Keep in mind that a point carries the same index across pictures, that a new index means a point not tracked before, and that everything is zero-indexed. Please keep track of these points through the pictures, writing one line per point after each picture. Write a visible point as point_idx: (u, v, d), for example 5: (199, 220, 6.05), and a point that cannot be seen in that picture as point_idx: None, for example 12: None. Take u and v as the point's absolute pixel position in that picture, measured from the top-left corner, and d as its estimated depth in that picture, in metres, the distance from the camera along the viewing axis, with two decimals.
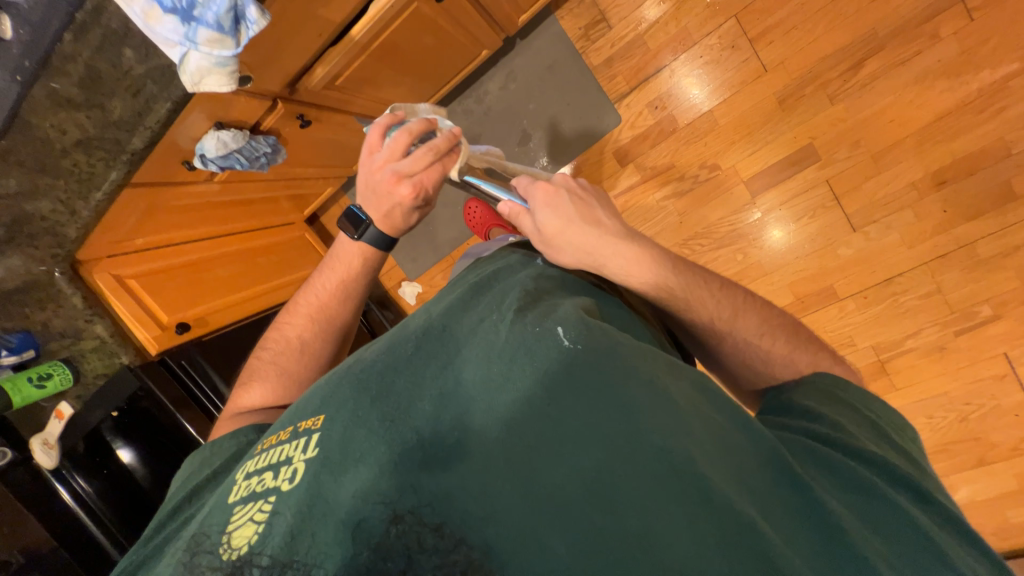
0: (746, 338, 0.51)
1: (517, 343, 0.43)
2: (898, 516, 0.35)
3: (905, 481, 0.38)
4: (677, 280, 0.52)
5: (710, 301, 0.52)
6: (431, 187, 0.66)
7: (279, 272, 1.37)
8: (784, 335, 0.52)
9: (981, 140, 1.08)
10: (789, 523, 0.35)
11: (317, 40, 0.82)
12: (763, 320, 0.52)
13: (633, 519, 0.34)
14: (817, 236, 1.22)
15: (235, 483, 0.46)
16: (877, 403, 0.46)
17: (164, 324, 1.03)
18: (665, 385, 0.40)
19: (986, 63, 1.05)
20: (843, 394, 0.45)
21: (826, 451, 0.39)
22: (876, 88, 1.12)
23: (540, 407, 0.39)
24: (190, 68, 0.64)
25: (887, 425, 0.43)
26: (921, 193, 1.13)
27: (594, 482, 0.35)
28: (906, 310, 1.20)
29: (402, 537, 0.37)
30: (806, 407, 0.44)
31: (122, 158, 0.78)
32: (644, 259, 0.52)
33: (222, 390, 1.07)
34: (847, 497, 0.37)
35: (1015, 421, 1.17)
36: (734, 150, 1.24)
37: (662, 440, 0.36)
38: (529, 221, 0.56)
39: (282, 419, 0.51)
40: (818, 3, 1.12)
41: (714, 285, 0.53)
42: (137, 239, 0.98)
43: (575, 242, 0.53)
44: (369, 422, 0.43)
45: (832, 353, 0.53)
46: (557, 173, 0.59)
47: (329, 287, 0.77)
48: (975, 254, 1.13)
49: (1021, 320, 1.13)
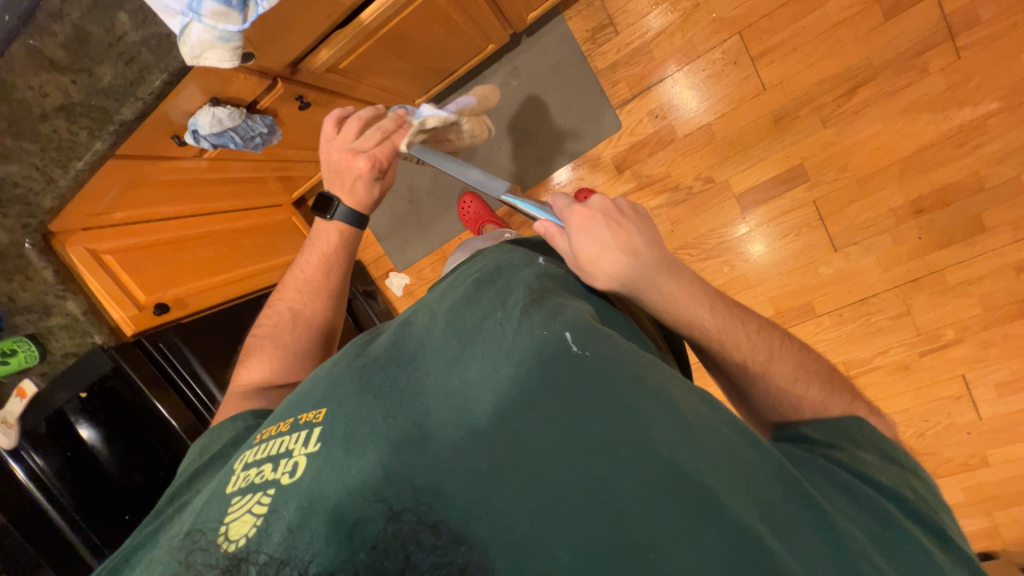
0: (784, 381, 0.51)
1: (522, 347, 0.43)
2: (904, 541, 0.38)
3: (912, 512, 0.41)
4: (710, 318, 0.52)
5: (745, 344, 0.52)
6: (385, 160, 0.71)
7: (262, 253, 1.34)
8: (819, 382, 0.51)
9: (958, 173, 1.13)
10: (798, 540, 0.35)
11: (324, 21, 0.79)
12: (799, 365, 0.52)
13: (638, 531, 0.34)
14: (800, 254, 1.26)
15: (234, 471, 0.45)
16: (905, 450, 0.48)
17: (141, 304, 0.99)
18: (675, 396, 0.40)
19: (968, 100, 1.10)
20: (871, 434, 0.47)
21: (840, 474, 0.42)
22: (866, 115, 1.16)
23: (546, 410, 0.39)
24: (191, 40, 0.61)
25: (913, 472, 0.46)
26: (899, 219, 1.18)
27: (600, 492, 0.35)
28: (878, 329, 1.26)
29: (398, 537, 0.37)
30: (831, 439, 0.46)
31: (108, 128, 0.72)
32: (681, 295, 0.52)
33: (202, 376, 1.03)
34: (866, 524, 0.39)
35: (967, 438, 1.25)
36: (728, 165, 1.27)
37: (673, 452, 0.36)
38: (566, 244, 0.54)
39: (282, 409, 0.50)
40: (819, 28, 1.15)
41: (752, 327, 0.53)
42: (116, 213, 0.94)
43: (612, 272, 0.51)
44: (372, 418, 0.43)
45: (865, 403, 0.53)
46: (596, 194, 0.55)
47: (315, 257, 0.76)
48: (944, 281, 1.19)
49: (980, 345, 1.20)
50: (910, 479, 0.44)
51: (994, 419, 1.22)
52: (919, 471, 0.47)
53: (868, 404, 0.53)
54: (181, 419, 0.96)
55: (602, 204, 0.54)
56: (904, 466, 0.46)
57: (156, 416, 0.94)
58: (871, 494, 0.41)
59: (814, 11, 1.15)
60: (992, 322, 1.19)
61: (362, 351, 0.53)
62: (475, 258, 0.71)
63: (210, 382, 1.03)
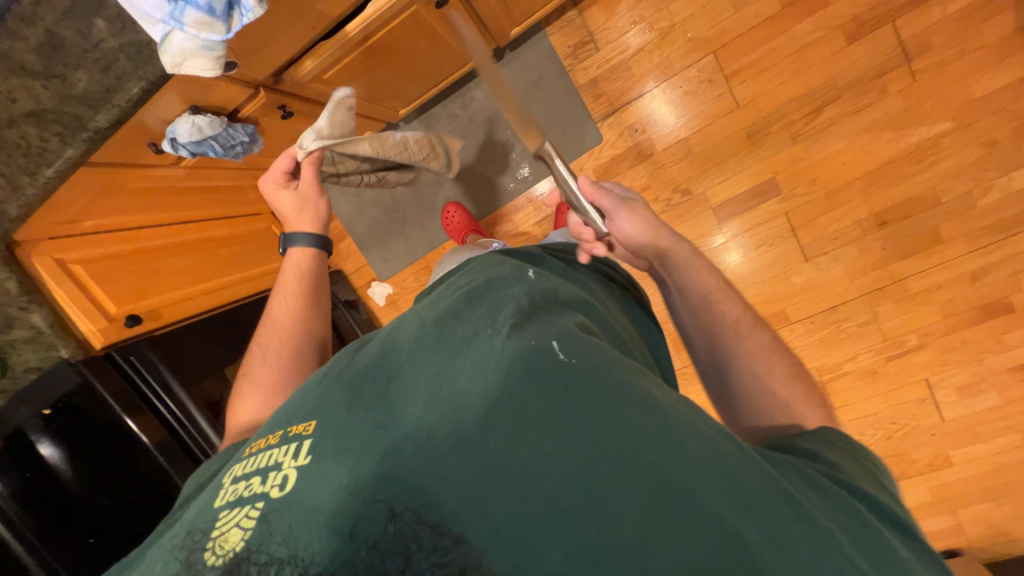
0: (761, 347, 0.64)
1: (512, 355, 0.44)
2: (880, 539, 0.40)
3: (881, 513, 0.44)
4: (714, 285, 0.69)
5: (736, 307, 0.67)
6: (287, 166, 0.83)
7: (241, 262, 1.32)
8: (790, 360, 0.63)
9: (917, 188, 1.20)
10: (786, 539, 0.36)
11: (309, 32, 0.79)
12: (774, 341, 0.65)
13: (630, 533, 0.35)
14: (774, 264, 1.31)
15: (222, 487, 0.44)
16: (870, 454, 0.52)
17: (113, 315, 0.96)
18: (659, 402, 0.42)
19: (924, 120, 1.17)
20: (839, 443, 0.51)
21: (816, 477, 0.44)
22: (832, 132, 1.22)
23: (538, 416, 0.40)
24: (172, 48, 0.60)
25: (879, 476, 0.49)
26: (865, 230, 1.25)
27: (593, 495, 0.36)
28: (847, 335, 1.31)
29: (400, 536, 0.36)
30: (806, 448, 0.49)
31: (82, 135, 0.71)
32: (693, 257, 0.70)
33: (174, 390, 0.98)
34: (842, 522, 0.41)
35: (932, 439, 1.31)
36: (705, 177, 1.31)
37: (656, 457, 0.38)
38: (610, 195, 0.68)
39: (269, 424, 0.50)
40: (787, 49, 1.21)
41: (742, 301, 0.68)
42: (87, 221, 0.91)
43: (646, 216, 0.68)
44: (365, 428, 0.43)
45: (828, 408, 0.61)
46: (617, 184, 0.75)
47: (290, 289, 0.81)
48: (907, 289, 1.25)
49: (941, 350, 1.27)
50: (875, 482, 0.48)
51: (955, 420, 1.29)
52: (882, 475, 0.50)
53: (827, 406, 0.61)
54: (153, 434, 0.92)
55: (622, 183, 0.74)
56: (868, 468, 0.49)
57: (125, 431, 0.90)
58: (843, 494, 0.43)
59: (783, 33, 1.21)
60: (951, 328, 1.25)
61: (351, 362, 0.53)
62: (464, 270, 0.72)
63: (184, 394, 0.99)
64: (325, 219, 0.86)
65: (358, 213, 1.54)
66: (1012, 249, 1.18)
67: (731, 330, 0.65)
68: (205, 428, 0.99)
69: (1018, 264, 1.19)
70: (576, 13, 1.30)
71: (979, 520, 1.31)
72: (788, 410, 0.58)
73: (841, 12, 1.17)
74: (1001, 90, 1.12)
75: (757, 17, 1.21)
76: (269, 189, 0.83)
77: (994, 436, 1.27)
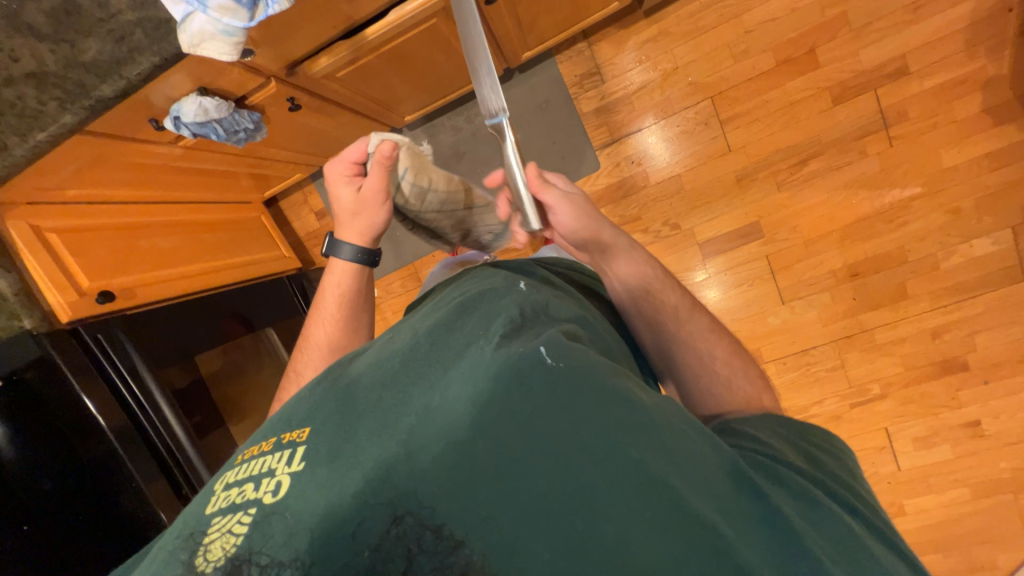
0: (701, 331, 0.68)
1: (501, 362, 0.44)
2: (842, 526, 0.42)
3: (837, 496, 0.45)
4: (652, 276, 0.72)
5: (675, 295, 0.71)
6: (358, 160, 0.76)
7: (227, 249, 1.29)
8: (727, 338, 0.68)
9: (889, 245, 1.28)
10: (749, 527, 0.39)
11: (329, 31, 0.80)
12: (711, 323, 0.69)
13: (612, 530, 0.37)
14: (752, 303, 1.36)
15: (213, 492, 0.44)
16: (820, 433, 0.53)
17: (84, 290, 0.92)
18: (641, 400, 0.43)
19: (897, 183, 1.25)
20: (786, 428, 0.52)
21: (785, 471, 0.45)
22: (814, 184, 1.30)
23: (525, 422, 0.41)
24: (191, 29, 0.61)
25: (819, 449, 0.51)
26: (838, 280, 1.31)
27: (579, 496, 0.38)
28: (815, 379, 1.36)
29: (402, 539, 0.39)
30: (754, 434, 0.50)
31: (83, 103, 0.68)
32: (631, 254, 0.74)
33: (140, 372, 0.93)
34: (801, 506, 0.42)
35: (887, 487, 1.36)
36: (694, 214, 1.36)
37: (640, 455, 0.39)
38: (553, 190, 0.68)
39: (264, 428, 0.49)
40: (779, 103, 1.29)
41: (678, 289, 0.72)
42: (70, 189, 0.91)
43: (583, 217, 0.70)
44: (356, 436, 0.43)
45: (769, 384, 0.64)
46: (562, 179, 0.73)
47: (331, 315, 0.80)
48: (873, 339, 1.32)
49: (902, 401, 1.33)
50: (838, 468, 0.49)
51: (910, 470, 1.34)
52: (847, 461, 0.52)
53: (763, 376, 0.65)
54: (113, 418, 0.88)
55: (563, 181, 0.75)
56: (828, 454, 0.51)
57: (81, 413, 0.85)
58: (801, 481, 0.44)
59: (776, 88, 1.28)
60: (911, 381, 1.32)
61: (342, 370, 0.53)
62: (458, 282, 0.73)
63: (150, 378, 0.94)
64: (377, 234, 0.81)
65: None
66: (969, 311, 1.26)
67: (672, 318, 0.68)
68: (169, 416, 0.94)
69: (974, 326, 1.27)
70: (586, 45, 1.36)
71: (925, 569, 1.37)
72: (726, 385, 0.62)
73: (829, 75, 1.26)
74: (967, 163, 1.22)
75: (753, 70, 1.29)
76: (332, 179, 0.78)
77: (945, 488, 1.33)
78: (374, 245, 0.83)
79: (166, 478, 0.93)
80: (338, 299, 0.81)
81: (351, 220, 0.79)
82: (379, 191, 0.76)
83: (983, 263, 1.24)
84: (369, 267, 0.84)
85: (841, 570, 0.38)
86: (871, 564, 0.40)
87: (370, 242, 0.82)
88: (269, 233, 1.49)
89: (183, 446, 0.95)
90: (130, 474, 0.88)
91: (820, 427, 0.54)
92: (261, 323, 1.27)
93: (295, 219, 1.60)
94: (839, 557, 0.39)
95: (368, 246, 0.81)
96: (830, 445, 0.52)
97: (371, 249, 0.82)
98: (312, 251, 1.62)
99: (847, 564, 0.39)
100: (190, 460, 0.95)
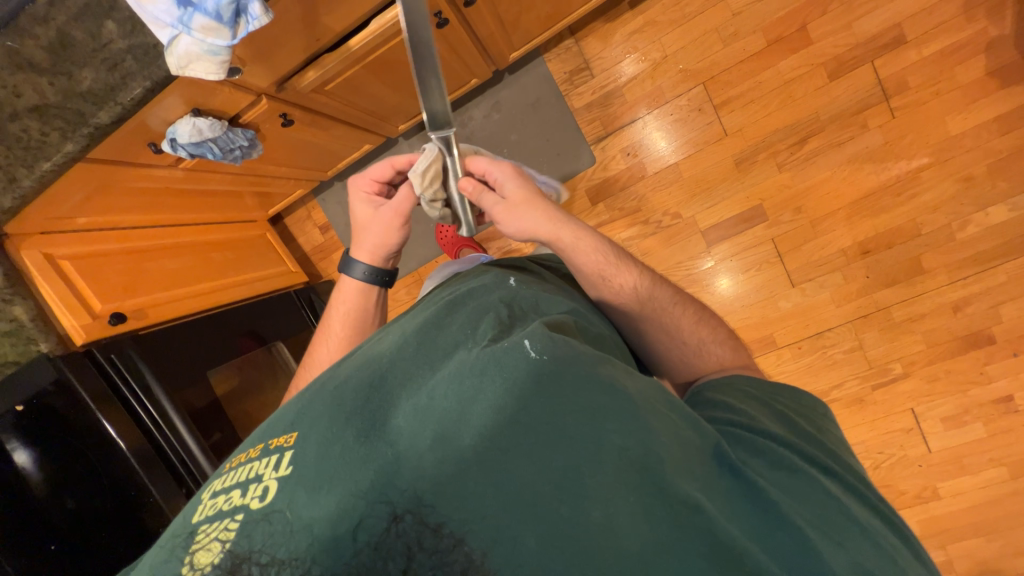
0: (665, 306, 0.66)
1: (487, 358, 0.44)
2: (819, 490, 0.43)
3: (814, 459, 0.46)
4: (604, 259, 0.67)
5: (635, 272, 0.67)
6: (379, 175, 0.77)
7: (235, 268, 1.33)
8: (692, 305, 0.69)
9: (899, 219, 1.24)
10: (732, 503, 0.40)
11: (313, 44, 0.83)
12: (675, 295, 0.68)
13: (602, 515, 0.37)
14: (761, 288, 1.33)
15: (202, 501, 0.44)
16: (788, 395, 0.54)
17: (97, 313, 0.95)
18: (624, 386, 0.43)
19: (903, 155, 1.22)
20: (755, 390, 0.54)
21: (765, 441, 0.45)
22: (816, 162, 1.27)
23: (510, 414, 0.40)
24: (178, 52, 0.63)
25: (796, 415, 0.51)
26: (849, 258, 1.27)
27: (567, 483, 0.38)
28: (834, 362, 1.32)
29: (401, 538, 0.38)
30: (729, 403, 0.50)
31: (82, 131, 0.71)
32: (582, 235, 0.67)
33: (155, 391, 0.95)
34: (780, 476, 0.43)
35: (920, 471, 1.30)
36: (694, 203, 1.34)
37: (625, 441, 0.39)
38: (490, 195, 0.70)
39: (252, 436, 0.50)
40: (773, 83, 1.27)
41: (635, 266, 0.69)
42: (79, 218, 0.95)
43: (525, 213, 0.67)
44: (344, 438, 0.43)
45: (734, 335, 0.68)
46: (500, 167, 0.71)
47: (338, 334, 0.77)
48: (891, 317, 1.27)
49: (926, 379, 1.28)
50: (814, 431, 0.50)
51: (942, 451, 1.28)
52: (822, 423, 0.53)
53: (727, 330, 0.68)
54: (132, 441, 0.90)
55: (513, 173, 0.71)
56: (802, 416, 0.52)
57: (102, 436, 0.88)
58: (779, 450, 0.45)
59: (769, 68, 1.27)
60: (935, 358, 1.27)
61: (329, 375, 0.53)
62: (446, 284, 0.73)
63: (163, 397, 0.95)
64: (389, 253, 0.78)
65: None
66: (992, 281, 1.21)
67: (636, 301, 0.66)
68: (184, 433, 0.96)
69: (998, 297, 1.21)
70: (573, 42, 1.36)
71: (968, 556, 1.30)
72: (698, 353, 0.64)
73: (824, 50, 1.23)
74: (976, 128, 1.18)
75: (745, 52, 1.27)
76: (352, 195, 0.79)
77: (982, 469, 1.27)
78: (387, 265, 0.79)
79: (184, 494, 0.95)
80: (344, 321, 0.77)
81: (365, 237, 0.77)
82: (400, 211, 0.74)
83: (1002, 231, 1.19)
84: (380, 289, 0.80)
85: (822, 535, 0.39)
86: (848, 526, 0.41)
87: (382, 260, 0.78)
88: (275, 249, 1.52)
89: (199, 462, 0.96)
90: (149, 490, 0.90)
91: (789, 386, 0.56)
92: (272, 337, 1.29)
93: (300, 236, 1.64)
94: (818, 523, 0.40)
95: (379, 265, 0.78)
96: (806, 410, 0.54)
97: (383, 268, 0.79)
98: (318, 265, 1.64)
99: (826, 528, 0.40)
100: (206, 476, 0.97)
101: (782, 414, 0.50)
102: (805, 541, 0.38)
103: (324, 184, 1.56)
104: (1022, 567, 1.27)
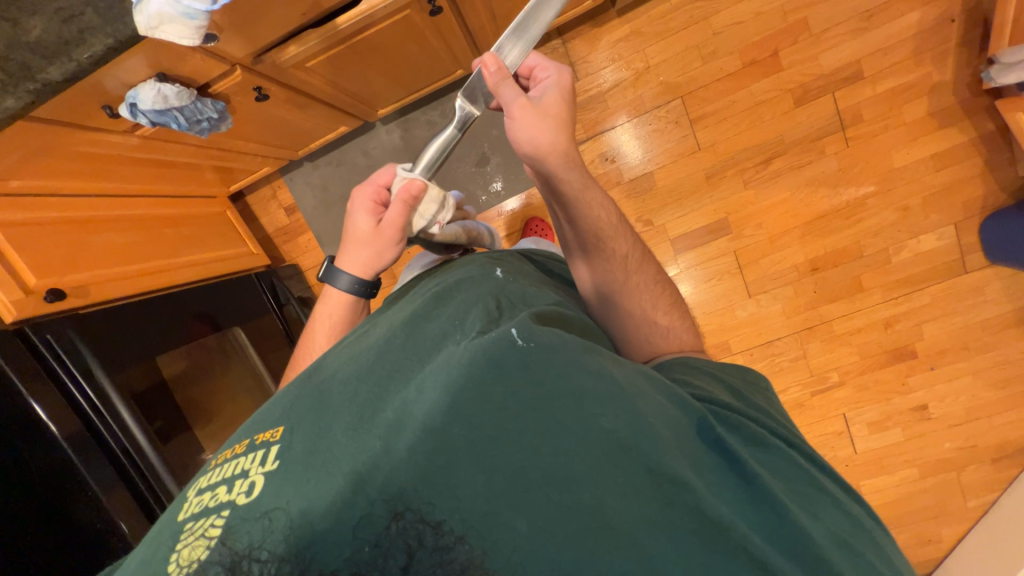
0: (646, 283, 0.69)
1: (473, 348, 0.44)
2: (786, 461, 0.47)
3: (777, 430, 0.50)
4: (606, 221, 0.67)
5: (626, 243, 0.69)
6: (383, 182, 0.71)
7: (191, 245, 1.24)
8: (669, 291, 0.71)
9: (846, 240, 1.35)
10: (715, 480, 0.42)
11: (298, 18, 0.79)
12: (656, 275, 0.71)
13: (594, 501, 0.39)
14: (721, 296, 1.41)
15: (187, 499, 0.45)
16: (740, 371, 0.60)
17: (31, 289, 0.87)
18: (611, 370, 0.44)
19: (853, 181, 1.32)
20: (702, 364, 0.59)
21: (736, 417, 0.48)
22: (777, 182, 1.35)
23: (501, 404, 0.41)
24: (149, 11, 0.59)
25: (752, 393, 0.56)
26: (800, 273, 1.37)
27: (560, 467, 0.39)
28: (779, 369, 1.43)
29: (401, 535, 0.38)
30: (696, 381, 0.55)
31: (27, 86, 0.65)
32: (597, 192, 0.67)
33: (93, 373, 0.87)
34: (750, 449, 0.47)
35: (847, 469, 1.45)
36: (666, 211, 1.40)
37: (612, 423, 0.41)
38: (514, 89, 0.61)
39: (237, 434, 0.50)
40: (746, 104, 1.34)
41: (629, 237, 0.70)
42: (13, 182, 0.85)
43: (553, 126, 0.62)
44: (333, 431, 0.44)
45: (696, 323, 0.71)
46: (554, 71, 0.64)
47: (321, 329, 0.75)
48: (832, 330, 1.39)
49: (858, 388, 1.41)
50: (769, 408, 0.55)
51: (866, 452, 1.43)
52: (768, 398, 0.58)
53: (692, 320, 0.70)
54: (65, 425, 0.82)
55: (563, 87, 0.65)
56: (757, 396, 0.57)
57: (32, 421, 0.80)
58: (749, 424, 0.48)
59: (742, 89, 1.33)
60: (867, 369, 1.39)
61: (312, 373, 0.53)
62: (433, 271, 0.73)
63: (105, 380, 0.87)
64: (377, 268, 0.74)
65: (322, 209, 1.50)
66: (918, 302, 1.35)
67: (622, 271, 0.68)
68: (128, 421, 0.88)
69: (922, 316, 1.35)
70: (560, 43, 1.37)
71: None
72: (667, 333, 0.67)
73: (791, 78, 1.31)
74: (916, 163, 1.30)
75: (721, 71, 1.33)
76: (355, 201, 0.71)
77: (898, 468, 1.42)
78: (374, 277, 0.75)
79: (126, 484, 0.88)
80: (333, 318, 0.75)
81: (358, 250, 0.72)
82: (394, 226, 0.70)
83: (930, 257, 1.32)
84: (365, 300, 0.77)
85: (795, 504, 0.43)
86: (813, 491, 0.45)
87: (370, 274, 0.74)
88: (235, 227, 1.44)
89: (145, 454, 0.89)
90: (86, 483, 0.83)
91: (740, 365, 0.61)
92: (228, 322, 1.21)
93: (262, 216, 1.56)
94: (789, 493, 0.44)
95: (366, 278, 0.74)
96: (758, 384, 0.60)
97: (370, 280, 0.75)
98: (281, 248, 1.57)
99: (796, 498, 0.44)
100: (153, 466, 0.90)
101: (747, 396, 0.54)
102: (781, 508, 0.42)
103: (293, 163, 1.49)
104: (924, 555, 1.44)
